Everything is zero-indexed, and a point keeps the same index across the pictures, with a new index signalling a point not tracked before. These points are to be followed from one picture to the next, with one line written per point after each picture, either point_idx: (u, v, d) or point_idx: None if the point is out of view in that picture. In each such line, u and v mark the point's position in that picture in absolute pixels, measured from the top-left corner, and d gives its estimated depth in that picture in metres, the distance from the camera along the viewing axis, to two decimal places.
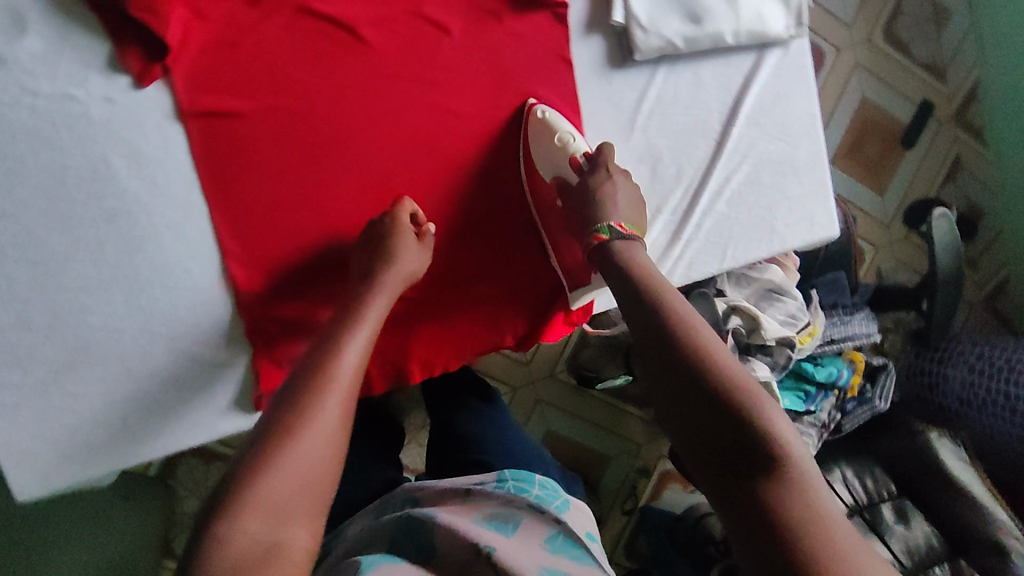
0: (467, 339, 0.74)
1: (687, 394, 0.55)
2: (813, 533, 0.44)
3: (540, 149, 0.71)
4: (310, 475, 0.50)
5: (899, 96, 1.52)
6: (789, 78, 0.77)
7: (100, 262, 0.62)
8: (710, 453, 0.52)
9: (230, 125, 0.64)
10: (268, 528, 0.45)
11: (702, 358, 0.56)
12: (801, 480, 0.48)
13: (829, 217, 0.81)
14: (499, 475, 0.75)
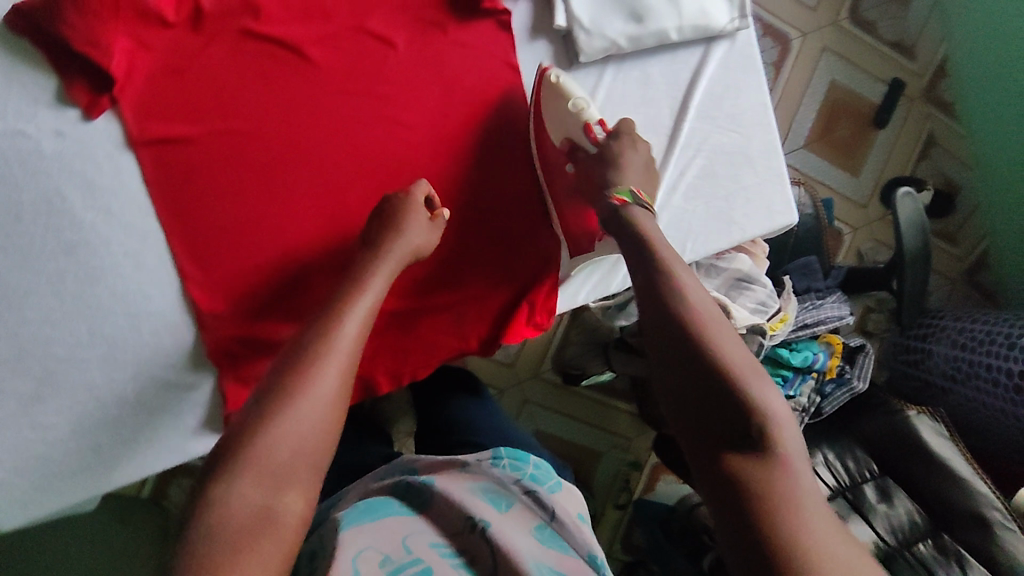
0: (435, 345, 0.74)
1: (693, 366, 0.55)
2: (786, 514, 0.45)
3: (553, 113, 0.72)
4: (309, 439, 0.51)
5: (868, 77, 1.53)
6: (737, 70, 0.78)
7: (61, 294, 0.63)
8: (707, 422, 0.53)
9: (182, 151, 0.65)
10: (265, 492, 0.47)
11: (709, 337, 0.56)
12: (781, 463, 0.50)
13: (786, 204, 0.82)
14: (496, 451, 0.74)
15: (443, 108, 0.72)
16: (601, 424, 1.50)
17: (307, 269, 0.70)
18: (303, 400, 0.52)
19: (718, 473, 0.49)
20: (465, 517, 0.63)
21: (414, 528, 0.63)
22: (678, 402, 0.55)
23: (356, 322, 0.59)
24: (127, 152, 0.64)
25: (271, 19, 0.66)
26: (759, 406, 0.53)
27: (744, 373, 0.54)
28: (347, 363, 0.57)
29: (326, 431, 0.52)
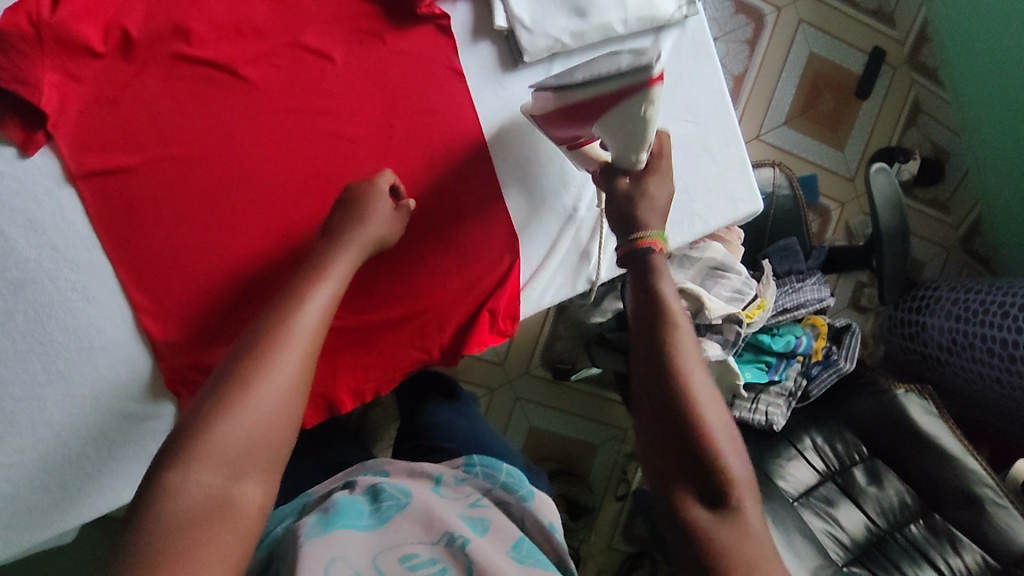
0: (394, 361, 0.73)
1: (674, 422, 0.57)
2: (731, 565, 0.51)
3: (619, 121, 0.62)
4: (267, 427, 0.49)
5: (848, 47, 1.49)
6: (689, 58, 0.76)
7: (11, 332, 0.62)
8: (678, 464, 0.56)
9: (122, 181, 0.64)
10: (220, 481, 0.46)
11: (685, 376, 0.58)
12: (736, 511, 0.54)
13: (750, 191, 0.80)
14: (469, 461, 0.75)
15: (386, 118, 0.70)
16: (594, 417, 1.49)
17: (260, 294, 0.68)
18: (263, 388, 0.50)
19: (685, 532, 0.54)
20: (444, 537, 0.58)
21: (386, 542, 0.57)
22: (655, 445, 0.58)
23: (317, 309, 0.57)
24: (67, 184, 0.63)
25: (202, 41, 0.65)
26: (730, 469, 0.55)
27: (720, 432, 0.57)
28: (308, 353, 0.54)
29: (287, 419, 0.51)
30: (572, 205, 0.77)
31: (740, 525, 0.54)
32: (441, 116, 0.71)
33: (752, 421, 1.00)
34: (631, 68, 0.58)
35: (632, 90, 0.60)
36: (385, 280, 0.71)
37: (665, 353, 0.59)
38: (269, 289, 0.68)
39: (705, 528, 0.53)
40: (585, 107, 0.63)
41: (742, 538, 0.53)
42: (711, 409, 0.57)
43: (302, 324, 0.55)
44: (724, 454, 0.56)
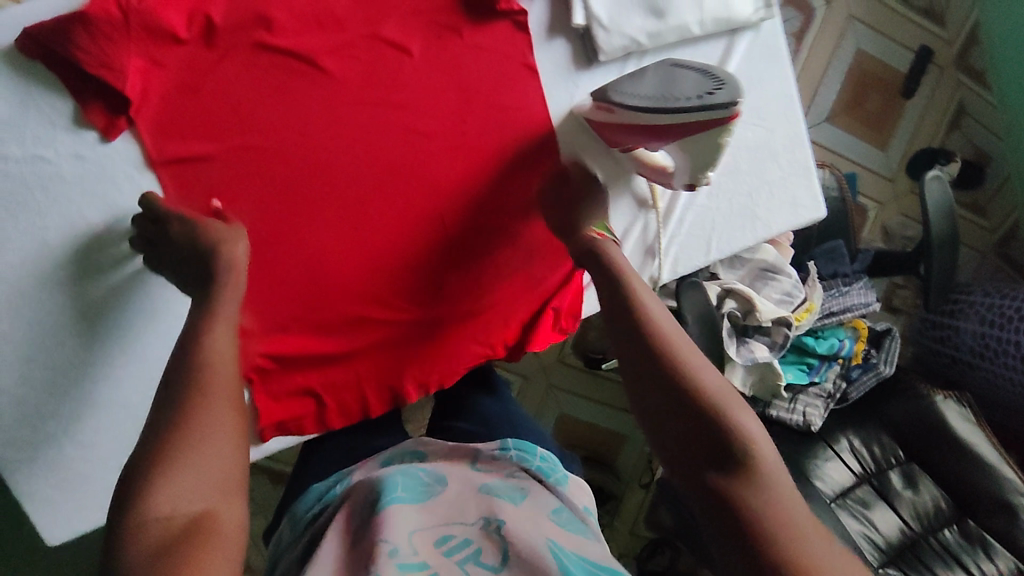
0: (455, 355, 0.76)
1: (670, 396, 0.57)
2: (761, 522, 0.50)
3: (697, 145, 0.62)
4: (210, 453, 0.51)
5: (896, 45, 1.47)
6: (762, 61, 0.75)
7: (94, 315, 0.66)
8: (680, 434, 0.56)
9: (200, 169, 0.65)
10: (181, 508, 0.48)
11: (676, 352, 0.59)
12: (758, 470, 0.53)
13: (813, 198, 0.80)
14: (503, 442, 0.74)
15: (456, 113, 0.70)
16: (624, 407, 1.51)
17: (329, 287, 0.70)
18: (200, 421, 0.52)
19: (710, 501, 0.53)
20: (480, 521, 0.58)
21: (421, 524, 0.57)
22: (652, 421, 0.58)
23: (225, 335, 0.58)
24: (145, 170, 0.64)
25: (282, 31, 0.64)
26: (741, 426, 0.55)
27: (717, 396, 0.57)
28: (229, 376, 0.56)
29: (230, 435, 0.53)
30: (637, 207, 0.75)
31: (759, 478, 0.53)
32: (513, 113, 0.71)
33: (790, 420, 1.01)
34: (714, 107, 0.57)
35: (712, 125, 0.59)
36: (448, 277, 0.73)
37: (654, 335, 0.60)
38: (336, 281, 0.70)
39: (728, 491, 0.52)
40: (659, 130, 0.61)
41: (762, 495, 0.52)
42: (705, 373, 0.58)
43: (213, 350, 0.57)
44: (730, 412, 0.56)
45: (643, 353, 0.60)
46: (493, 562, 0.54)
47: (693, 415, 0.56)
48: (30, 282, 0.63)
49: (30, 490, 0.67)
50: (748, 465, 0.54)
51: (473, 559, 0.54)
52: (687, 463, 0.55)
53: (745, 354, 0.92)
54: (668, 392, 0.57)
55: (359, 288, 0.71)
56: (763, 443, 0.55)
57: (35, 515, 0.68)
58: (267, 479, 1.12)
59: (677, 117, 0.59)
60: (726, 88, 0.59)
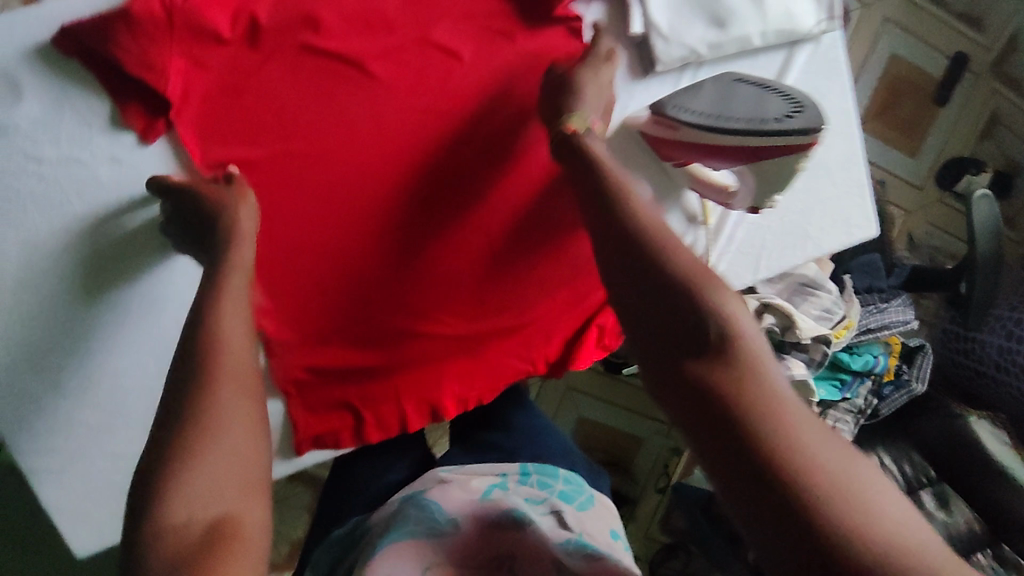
0: (494, 368, 0.76)
1: (648, 284, 0.48)
2: (753, 417, 0.41)
3: (771, 166, 0.59)
4: (230, 451, 0.47)
5: (932, 50, 1.43)
6: (821, 75, 0.72)
7: (127, 325, 0.64)
8: (657, 328, 0.47)
9: (241, 176, 0.62)
10: (202, 513, 0.44)
11: (657, 240, 0.50)
12: (750, 363, 0.45)
13: (867, 217, 0.78)
14: (524, 468, 0.78)
15: (507, 122, 0.68)
16: (644, 411, 1.48)
17: (371, 295, 0.68)
18: (216, 416, 0.47)
19: (687, 388, 0.44)
20: (493, 562, 0.61)
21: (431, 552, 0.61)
22: (627, 319, 0.49)
23: (237, 319, 0.53)
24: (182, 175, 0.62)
25: (331, 32, 0.61)
26: (728, 314, 0.46)
27: (694, 274, 0.48)
28: (242, 363, 0.51)
29: (248, 425, 0.49)
30: (687, 223, 0.72)
31: (745, 367, 0.44)
32: None
33: None
34: (796, 131, 0.56)
35: (791, 149, 0.57)
36: (490, 283, 0.72)
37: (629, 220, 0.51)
38: (377, 292, 0.68)
39: (714, 385, 0.43)
40: (730, 151, 0.59)
41: (747, 377, 0.44)
42: (684, 257, 0.49)
43: (227, 337, 0.51)
44: (715, 298, 0.47)
45: (615, 239, 0.51)
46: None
47: (668, 302, 0.47)
48: (64, 288, 0.62)
49: (59, 500, 0.66)
50: (738, 354, 0.45)
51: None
52: (665, 358, 0.46)
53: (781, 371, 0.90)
54: (643, 275, 0.48)
55: (397, 292, 0.69)
56: (752, 333, 0.46)
57: (65, 525, 0.67)
58: None
59: (755, 141, 0.57)
60: (805, 111, 0.57)
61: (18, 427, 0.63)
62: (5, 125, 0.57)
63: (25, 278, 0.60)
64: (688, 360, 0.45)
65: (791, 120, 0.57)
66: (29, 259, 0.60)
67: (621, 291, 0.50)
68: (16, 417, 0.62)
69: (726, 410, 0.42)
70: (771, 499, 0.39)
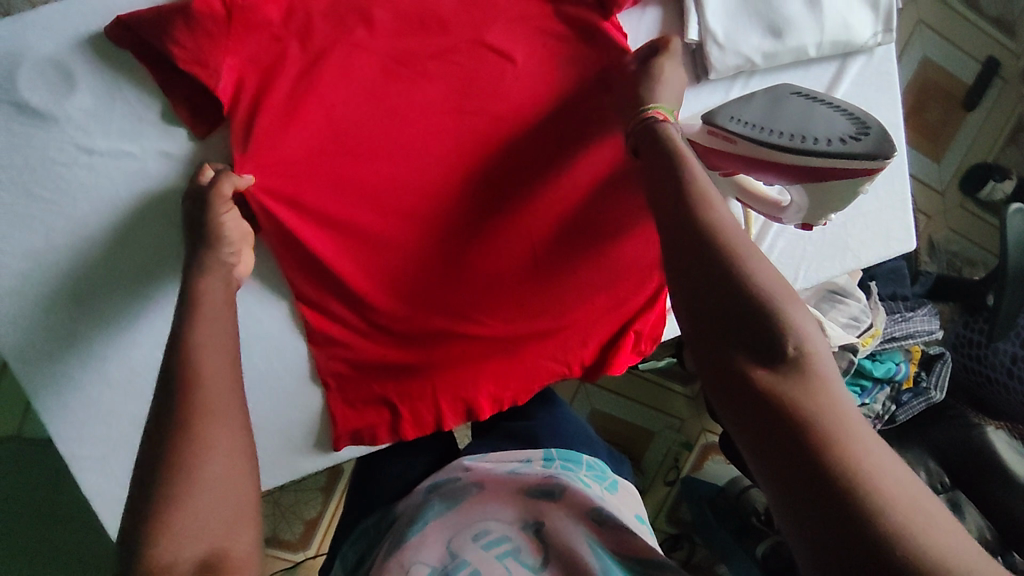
0: (533, 374, 0.76)
1: (718, 284, 0.44)
2: (823, 437, 0.38)
3: (827, 188, 0.58)
4: (220, 480, 0.41)
5: (962, 54, 1.41)
6: (872, 87, 0.72)
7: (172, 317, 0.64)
8: (723, 330, 0.43)
9: (285, 172, 0.61)
10: (194, 551, 0.39)
11: (730, 238, 0.46)
12: (820, 379, 0.41)
13: (906, 231, 0.77)
14: (547, 453, 0.77)
15: (557, 125, 0.67)
16: (658, 406, 1.49)
17: (418, 296, 0.68)
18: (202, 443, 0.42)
19: (751, 398, 0.41)
20: (518, 522, 0.62)
21: (456, 530, 0.62)
22: (690, 318, 0.45)
23: (218, 330, 0.48)
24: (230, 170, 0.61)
25: (384, 31, 0.61)
26: (800, 323, 0.43)
27: (767, 280, 0.44)
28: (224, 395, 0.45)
29: (235, 445, 0.43)
30: None
31: (813, 383, 0.41)
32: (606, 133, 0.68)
33: None
34: (862, 155, 0.54)
35: (853, 174, 0.56)
36: (532, 287, 0.71)
37: (698, 214, 0.47)
38: (419, 295, 0.68)
39: (782, 398, 0.40)
40: (787, 169, 0.58)
41: (820, 395, 0.40)
42: (759, 259, 0.45)
43: (203, 370, 0.45)
44: (788, 306, 0.43)
45: (685, 231, 0.47)
46: (532, 561, 0.58)
47: (739, 304, 0.43)
48: (111, 279, 0.61)
49: (100, 491, 0.65)
50: (808, 370, 0.41)
51: (512, 556, 0.57)
52: (728, 363, 0.42)
53: None
54: (710, 261, 0.45)
55: (434, 290, 0.68)
56: (823, 348, 0.43)
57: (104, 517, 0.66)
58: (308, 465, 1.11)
59: (815, 161, 0.56)
60: (871, 133, 0.55)
61: (62, 416, 0.63)
62: (58, 117, 0.57)
63: (73, 269, 0.60)
64: (747, 356, 0.42)
65: (855, 142, 0.55)
66: (77, 250, 0.60)
67: (682, 275, 0.46)
68: (60, 404, 0.62)
69: (786, 415, 0.39)
70: (830, 510, 0.36)
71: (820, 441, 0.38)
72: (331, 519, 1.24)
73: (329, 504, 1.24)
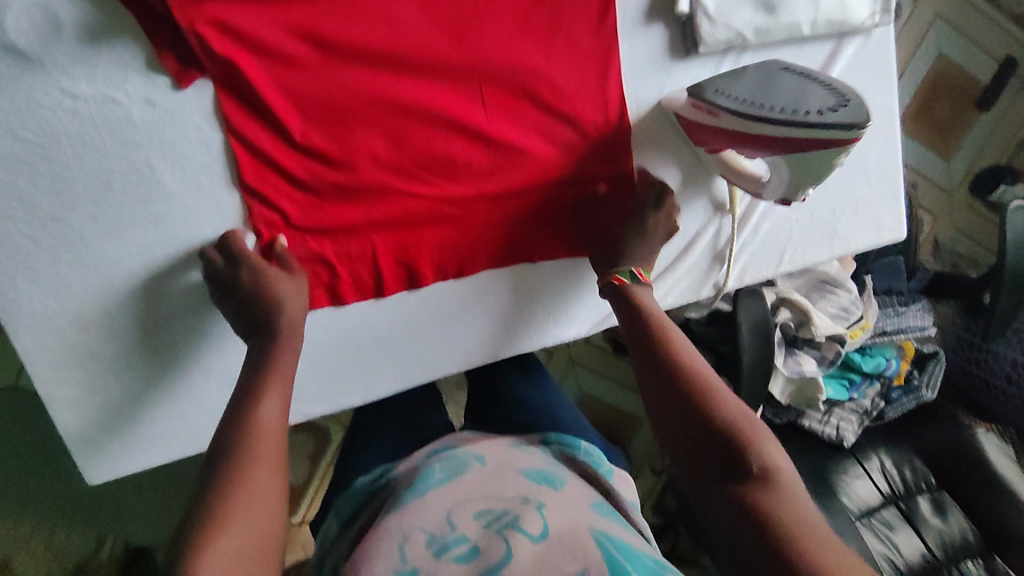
0: (506, 309, 0.73)
1: (694, 420, 0.58)
2: (792, 534, 0.49)
3: (804, 161, 0.57)
4: (259, 523, 0.52)
5: (980, 50, 1.37)
6: (869, 70, 0.70)
7: (152, 267, 0.65)
8: (704, 459, 0.56)
9: (241, 78, 0.60)
10: (229, 565, 0.48)
11: (704, 385, 0.60)
12: (786, 493, 0.53)
13: (897, 219, 0.76)
14: (546, 434, 0.81)
15: (527, 41, 0.65)
16: None
17: (387, 218, 0.67)
18: (248, 490, 0.53)
19: (734, 510, 0.52)
20: (519, 498, 0.63)
21: (458, 500, 0.63)
22: (678, 446, 0.58)
23: (275, 404, 0.59)
24: (216, 127, 0.62)
25: None
26: (763, 450, 0.55)
27: (737, 419, 0.58)
28: (275, 444, 0.57)
29: (273, 500, 0.54)
30: (712, 210, 0.73)
31: (780, 495, 0.53)
32: (575, 42, 0.66)
33: (821, 432, 1.02)
34: (834, 125, 0.53)
35: (826, 143, 0.55)
36: (518, 245, 0.71)
37: (675, 364, 0.62)
38: (384, 213, 0.66)
39: (757, 505, 0.52)
40: (768, 141, 0.57)
41: (788, 506, 0.52)
42: (726, 401, 0.59)
43: (265, 422, 0.58)
44: (754, 438, 0.56)
45: (666, 379, 0.61)
46: (532, 531, 0.58)
47: (714, 439, 0.57)
48: (88, 224, 0.62)
49: (76, 429, 0.67)
50: (776, 486, 0.53)
51: (513, 527, 0.59)
52: (713, 486, 0.55)
53: (791, 366, 0.92)
54: (682, 401, 0.60)
55: (399, 212, 0.67)
56: (785, 470, 0.55)
57: (80, 455, 0.68)
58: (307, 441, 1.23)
59: (791, 132, 0.55)
60: (849, 105, 0.54)
61: (41, 356, 0.64)
62: (43, 60, 0.57)
63: (52, 212, 0.61)
64: (721, 477, 0.55)
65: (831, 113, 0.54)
66: (59, 192, 0.61)
67: (666, 418, 0.60)
68: (40, 346, 0.64)
69: (759, 516, 0.51)
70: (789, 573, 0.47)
71: (775, 521, 0.50)
72: (316, 487, 1.26)
73: (317, 471, 1.26)
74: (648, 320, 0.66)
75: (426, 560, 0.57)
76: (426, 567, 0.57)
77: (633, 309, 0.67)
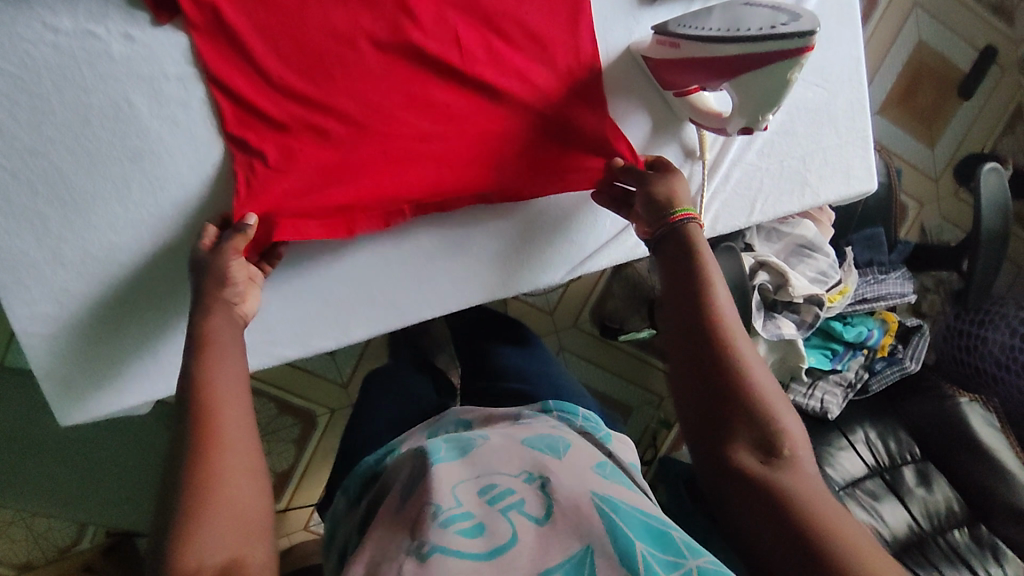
0: (477, 253, 0.73)
1: (716, 380, 0.57)
2: (803, 506, 0.51)
3: (758, 85, 0.60)
4: (240, 501, 0.48)
5: (959, 39, 1.40)
6: (834, 18, 0.74)
7: (128, 204, 0.66)
8: (720, 423, 0.56)
9: (220, 12, 0.62)
10: (216, 548, 0.46)
11: (730, 343, 0.58)
12: (796, 464, 0.54)
13: (866, 170, 0.78)
14: (544, 404, 0.77)
15: None
16: (638, 381, 1.48)
17: (357, 158, 0.67)
18: (217, 469, 0.49)
19: (746, 480, 0.53)
20: (524, 475, 0.57)
21: (461, 476, 0.58)
22: (695, 405, 0.58)
23: (229, 371, 0.56)
24: (195, 64, 0.64)
25: None
26: (779, 418, 0.56)
27: (760, 384, 0.57)
28: (228, 408, 0.53)
29: (247, 471, 0.50)
30: (683, 156, 0.74)
31: (792, 468, 0.54)
32: None
33: (805, 406, 1.01)
34: (789, 35, 0.56)
35: (781, 56, 0.57)
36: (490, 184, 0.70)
37: (707, 317, 0.60)
38: (354, 153, 0.67)
39: (769, 478, 0.53)
40: (729, 63, 0.59)
41: (798, 478, 0.53)
42: (752, 362, 0.58)
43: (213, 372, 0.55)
44: (771, 404, 0.56)
45: (694, 334, 0.59)
46: (534, 511, 0.53)
47: (734, 403, 0.56)
48: (66, 158, 0.63)
49: (49, 368, 0.67)
50: (789, 458, 0.54)
51: (517, 508, 0.53)
52: (727, 452, 0.55)
53: (771, 329, 0.92)
54: (707, 358, 0.58)
55: (371, 155, 0.67)
56: (799, 438, 0.56)
57: (53, 396, 0.68)
58: (291, 422, 1.22)
59: (751, 49, 0.58)
60: (800, 19, 0.57)
61: (14, 291, 0.64)
62: None
63: (31, 145, 0.62)
64: (738, 445, 0.55)
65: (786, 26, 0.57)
66: (37, 126, 0.62)
67: (686, 375, 0.59)
68: (14, 282, 0.64)
69: (770, 488, 0.52)
70: (799, 546, 0.49)
71: (789, 496, 0.52)
72: (304, 469, 1.24)
73: (303, 456, 1.24)
74: (686, 265, 0.63)
75: (433, 531, 0.50)
76: (433, 538, 0.49)
77: (678, 254, 0.64)
